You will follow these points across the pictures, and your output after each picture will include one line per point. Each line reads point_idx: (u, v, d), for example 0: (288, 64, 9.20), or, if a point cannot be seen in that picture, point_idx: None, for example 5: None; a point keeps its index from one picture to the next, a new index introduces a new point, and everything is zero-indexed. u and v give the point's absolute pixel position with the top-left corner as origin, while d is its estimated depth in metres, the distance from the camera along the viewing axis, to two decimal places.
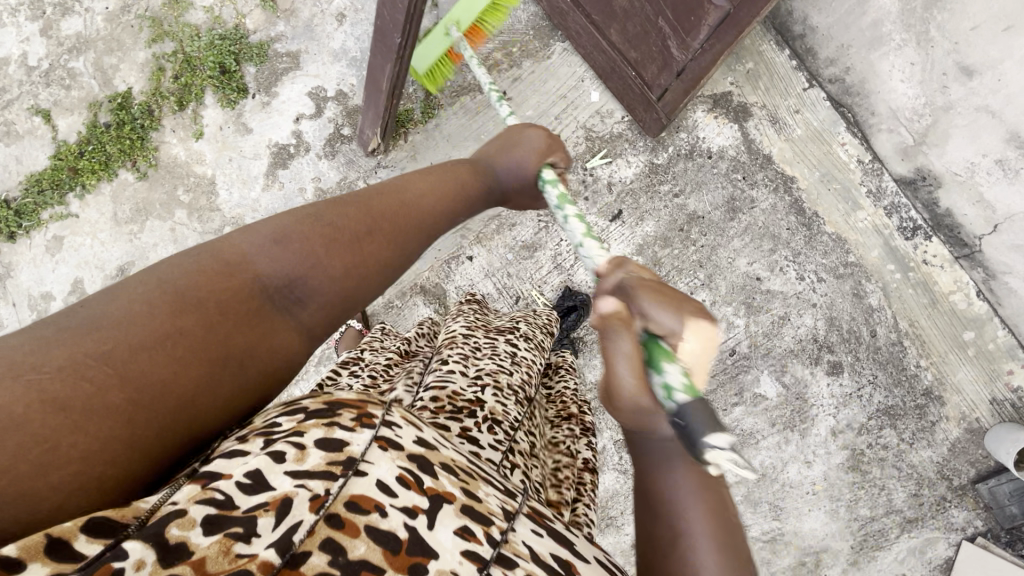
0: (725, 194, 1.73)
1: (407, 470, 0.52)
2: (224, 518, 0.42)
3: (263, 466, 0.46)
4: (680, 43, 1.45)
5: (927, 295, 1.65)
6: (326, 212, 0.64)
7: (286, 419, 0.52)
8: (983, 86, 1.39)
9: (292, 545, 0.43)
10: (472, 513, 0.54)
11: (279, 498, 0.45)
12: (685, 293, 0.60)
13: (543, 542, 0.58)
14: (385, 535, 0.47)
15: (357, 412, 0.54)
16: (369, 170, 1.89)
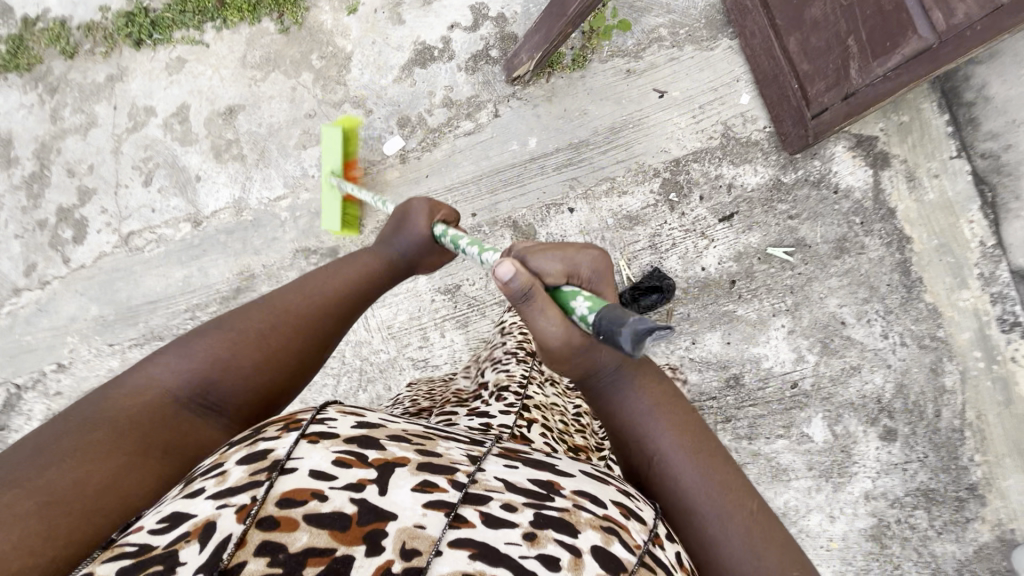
0: (838, 232, 1.73)
1: (344, 453, 0.61)
2: (135, 566, 0.52)
3: (181, 508, 0.57)
4: (861, 67, 1.45)
5: (1003, 392, 1.64)
6: (225, 323, 0.83)
7: (211, 460, 0.65)
8: None
9: (217, 564, 0.51)
10: (430, 468, 0.64)
11: (199, 524, 0.55)
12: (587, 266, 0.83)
13: (520, 474, 0.70)
14: (331, 515, 0.56)
15: (283, 423, 0.65)
16: (502, 96, 1.90)
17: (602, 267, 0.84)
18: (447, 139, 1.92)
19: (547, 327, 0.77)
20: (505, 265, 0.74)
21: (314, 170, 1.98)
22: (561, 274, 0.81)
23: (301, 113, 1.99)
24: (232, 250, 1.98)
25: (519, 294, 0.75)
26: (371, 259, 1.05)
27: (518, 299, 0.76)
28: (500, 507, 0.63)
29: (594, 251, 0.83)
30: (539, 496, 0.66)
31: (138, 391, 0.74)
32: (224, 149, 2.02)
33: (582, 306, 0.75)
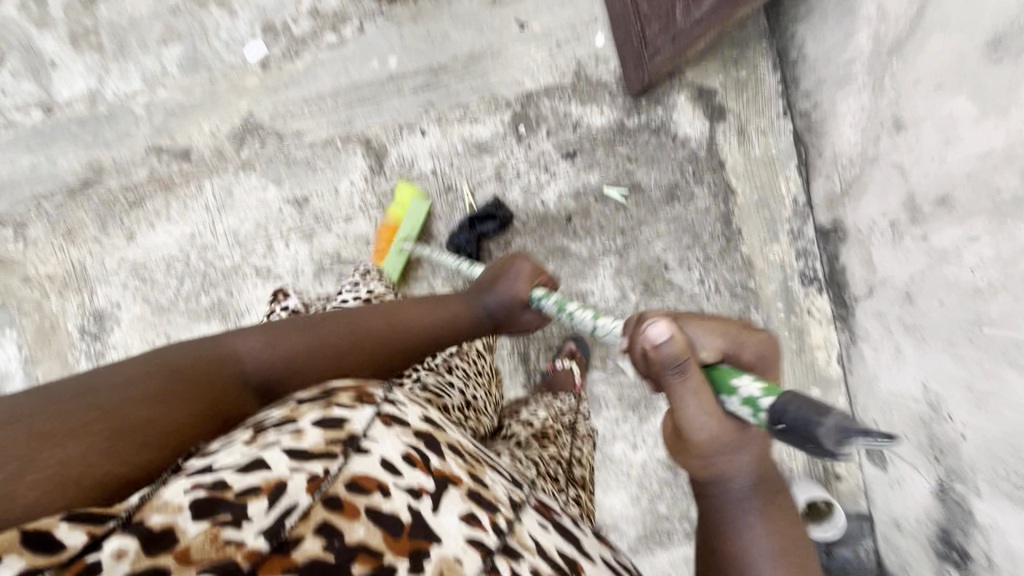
0: (671, 179, 1.79)
1: (412, 449, 0.56)
2: (215, 501, 0.46)
3: (258, 455, 0.50)
4: (685, 9, 1.52)
5: (797, 341, 1.75)
6: (327, 325, 0.88)
7: (281, 412, 0.56)
8: (905, 143, 1.23)
9: (282, 529, 0.46)
10: (478, 497, 0.58)
11: (271, 482, 0.48)
12: (726, 331, 0.70)
13: (549, 537, 0.62)
14: (388, 516, 0.50)
15: (356, 393, 0.58)
16: (369, 12, 1.86)
17: (754, 346, 0.71)
18: (309, 50, 1.89)
19: (691, 413, 0.65)
20: (662, 325, 0.64)
21: (173, 67, 1.93)
22: (718, 353, 0.68)
23: (163, 7, 1.91)
24: (82, 142, 1.94)
25: (675, 365, 0.64)
26: (461, 307, 1.11)
27: (667, 371, 0.65)
28: (529, 570, 0.56)
29: (761, 333, 0.72)
30: (566, 574, 0.58)
31: (217, 351, 0.74)
32: (79, 37, 1.93)
33: (750, 388, 0.63)
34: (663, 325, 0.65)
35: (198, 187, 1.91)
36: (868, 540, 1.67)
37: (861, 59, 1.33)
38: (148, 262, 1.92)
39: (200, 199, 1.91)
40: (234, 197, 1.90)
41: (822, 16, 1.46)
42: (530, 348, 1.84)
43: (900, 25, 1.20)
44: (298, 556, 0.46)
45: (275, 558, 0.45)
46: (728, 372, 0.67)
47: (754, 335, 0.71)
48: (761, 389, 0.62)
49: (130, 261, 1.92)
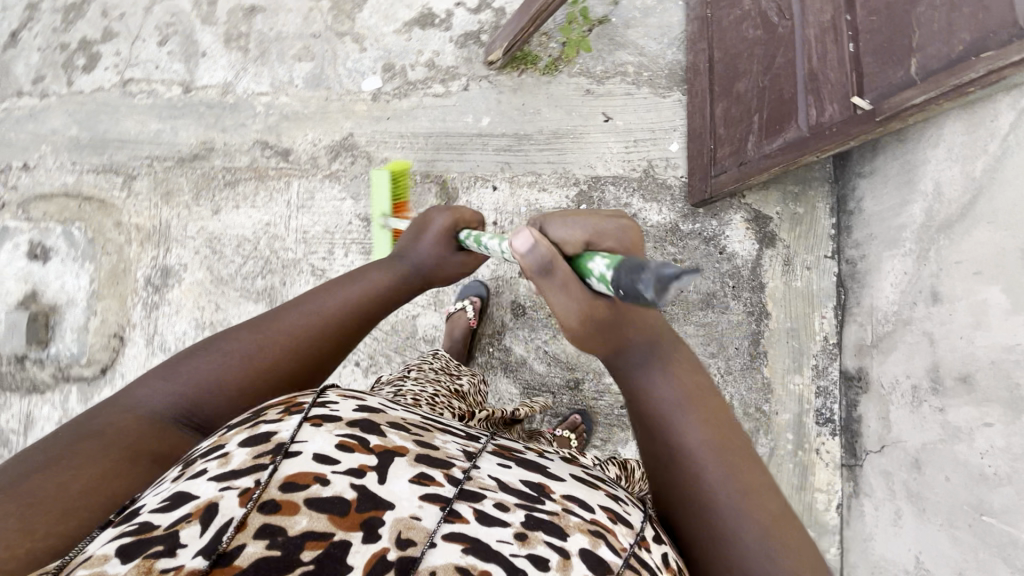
0: (710, 287, 1.86)
1: (349, 437, 0.62)
2: (136, 546, 0.51)
3: (185, 490, 0.56)
4: (757, 142, 1.63)
5: (800, 478, 1.72)
6: (227, 337, 0.88)
7: (211, 442, 0.65)
8: (939, 316, 1.29)
9: (216, 547, 0.51)
10: (426, 462, 0.63)
11: (201, 506, 0.54)
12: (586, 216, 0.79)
13: (511, 473, 0.68)
14: (329, 500, 0.56)
15: (284, 407, 0.66)
16: (476, 75, 2.11)
17: (622, 234, 0.79)
18: (416, 94, 2.13)
19: (560, 300, 0.78)
20: (526, 235, 0.73)
21: (299, 80, 2.21)
22: (580, 244, 0.78)
23: (308, 31, 2.24)
24: (204, 122, 2.21)
25: (543, 267, 0.75)
26: (387, 277, 1.08)
27: (539, 273, 0.75)
28: (492, 506, 0.62)
29: (622, 220, 0.80)
30: (530, 498, 0.64)
31: (122, 411, 0.78)
32: (234, 40, 2.26)
33: (602, 267, 0.74)
34: (526, 233, 0.73)
35: (287, 183, 2.13)
36: None
37: (911, 227, 1.40)
38: (223, 236, 2.12)
39: (285, 193, 2.13)
40: (314, 200, 2.10)
41: (884, 177, 1.54)
42: (537, 409, 1.89)
43: (953, 206, 1.28)
44: (241, 561, 0.50)
45: (216, 571, 0.49)
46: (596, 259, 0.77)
47: (613, 220, 0.79)
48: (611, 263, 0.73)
49: (208, 232, 2.13)
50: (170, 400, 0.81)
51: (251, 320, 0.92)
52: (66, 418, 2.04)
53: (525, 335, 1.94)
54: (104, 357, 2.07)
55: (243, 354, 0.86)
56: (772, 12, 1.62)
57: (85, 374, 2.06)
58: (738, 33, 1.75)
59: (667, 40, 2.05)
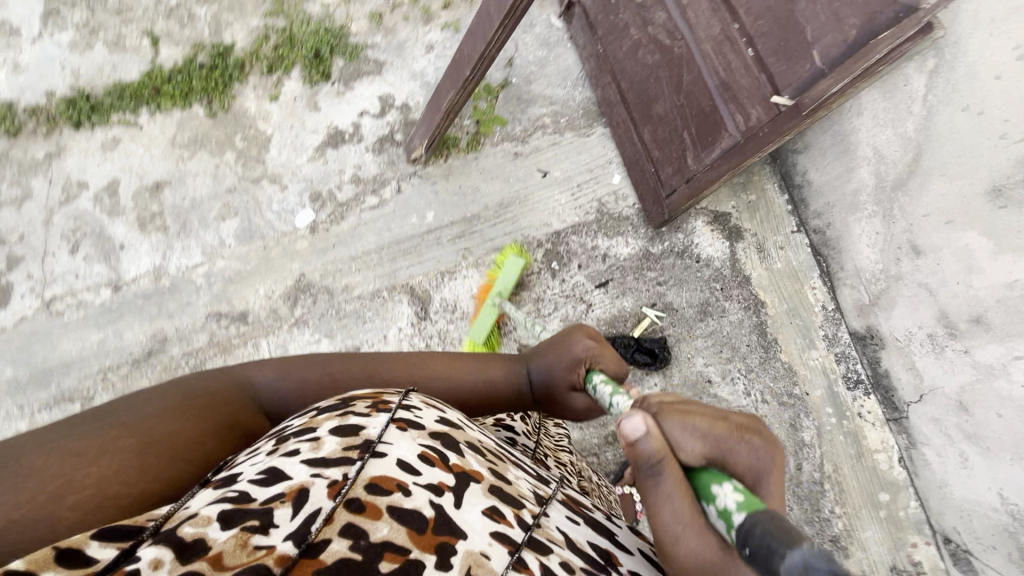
0: (701, 297, 1.88)
1: (428, 450, 0.68)
2: (238, 511, 0.56)
3: (278, 466, 0.62)
4: (695, 155, 1.68)
5: (854, 446, 1.74)
6: (339, 362, 0.95)
7: (301, 422, 0.70)
8: (927, 266, 1.34)
9: (307, 535, 0.56)
10: (501, 497, 0.70)
11: (293, 488, 0.60)
12: (713, 432, 0.76)
13: (579, 531, 0.76)
14: (409, 513, 0.61)
15: (372, 403, 0.73)
16: (404, 175, 2.09)
17: (747, 449, 0.75)
18: (353, 212, 2.09)
19: (666, 512, 0.72)
20: (640, 421, 0.74)
21: (230, 239, 2.12)
22: (702, 455, 0.75)
23: (222, 188, 2.16)
24: (148, 314, 2.09)
25: (651, 462, 0.73)
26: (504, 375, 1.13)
27: (645, 469, 0.74)
28: (557, 562, 0.67)
29: (759, 443, 0.76)
30: (596, 565, 0.71)
31: (239, 383, 0.88)
32: (149, 220, 2.16)
33: (729, 498, 0.69)
34: (640, 419, 0.74)
35: (255, 346, 2.03)
36: None
37: (866, 190, 1.46)
38: None
39: (257, 357, 2.02)
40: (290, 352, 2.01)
41: (820, 149, 1.60)
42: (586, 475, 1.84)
43: (898, 165, 1.36)
44: (326, 556, 0.55)
45: (304, 560, 0.54)
46: (716, 476, 0.73)
47: (749, 441, 0.76)
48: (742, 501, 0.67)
49: None
50: (276, 397, 0.90)
51: (371, 355, 0.99)
52: None
53: None
54: None
55: (333, 381, 0.92)
56: (663, 35, 1.69)
57: None
58: (637, 61, 1.82)
59: (570, 82, 2.10)
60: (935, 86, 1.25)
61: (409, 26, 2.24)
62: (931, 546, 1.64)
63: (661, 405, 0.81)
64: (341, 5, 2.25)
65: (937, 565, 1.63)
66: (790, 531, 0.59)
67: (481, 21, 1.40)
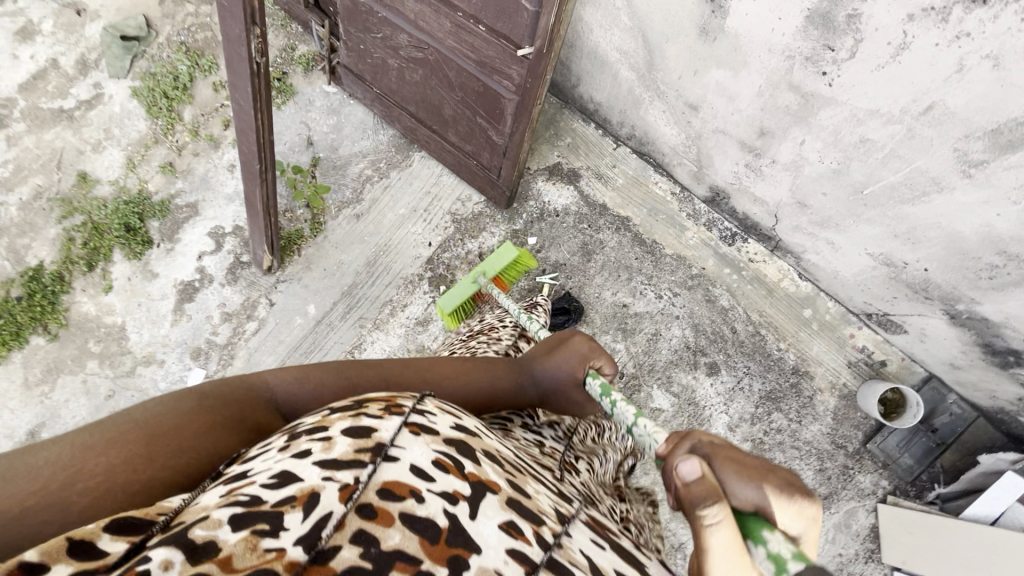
0: (578, 242, 1.99)
1: (443, 456, 0.61)
2: (248, 515, 0.49)
3: (291, 470, 0.54)
4: (497, 131, 1.80)
5: (763, 286, 1.89)
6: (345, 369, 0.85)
7: (314, 420, 0.64)
8: (709, 114, 1.50)
9: (318, 541, 0.49)
10: (518, 509, 0.61)
11: (305, 490, 0.52)
12: (762, 475, 0.64)
13: (604, 556, 0.63)
14: (422, 521, 0.54)
15: (384, 405, 0.65)
16: (269, 287, 2.07)
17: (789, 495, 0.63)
18: (241, 346, 2.04)
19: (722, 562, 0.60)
20: (691, 463, 0.64)
21: None
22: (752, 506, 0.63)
23: (101, 398, 2.02)
24: None
25: (697, 503, 0.62)
26: (506, 379, 1.01)
27: (694, 507, 0.62)
28: None
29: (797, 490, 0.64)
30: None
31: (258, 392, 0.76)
32: None
33: (780, 542, 0.60)
34: (696, 461, 0.65)
35: None
36: (950, 394, 1.75)
37: (635, 85, 1.64)
38: None
39: None
40: None
41: (589, 75, 1.78)
42: None
43: (639, 51, 1.51)
44: (336, 565, 0.48)
45: (312, 569, 0.46)
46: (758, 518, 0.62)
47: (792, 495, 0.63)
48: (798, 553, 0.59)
49: None
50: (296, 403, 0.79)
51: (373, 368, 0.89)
52: None
53: None
54: None
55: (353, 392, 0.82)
56: (414, 52, 1.82)
57: None
58: (409, 84, 1.95)
59: (371, 129, 2.20)
60: None
61: (202, 158, 2.25)
62: (864, 327, 1.83)
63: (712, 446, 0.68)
64: (128, 174, 2.23)
65: (876, 340, 1.82)
66: None
67: (241, 118, 1.45)
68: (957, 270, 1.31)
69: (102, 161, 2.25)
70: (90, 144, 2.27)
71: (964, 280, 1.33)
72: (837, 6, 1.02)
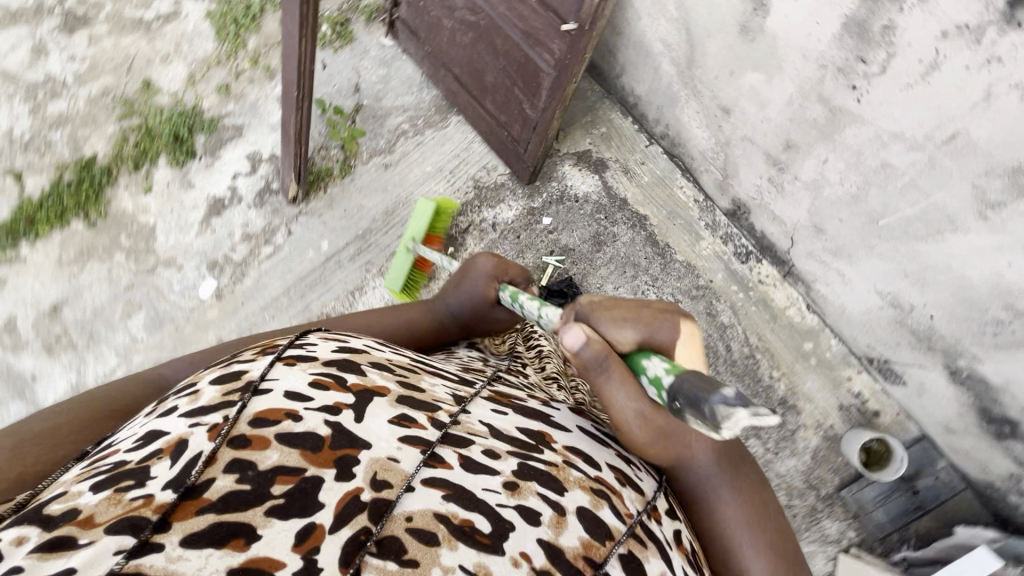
0: (591, 230, 1.98)
1: (324, 377, 0.72)
2: (109, 480, 0.58)
3: (156, 428, 0.64)
4: (531, 104, 1.83)
5: (767, 310, 1.84)
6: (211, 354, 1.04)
7: (186, 381, 0.75)
8: (739, 121, 1.48)
9: (185, 480, 0.59)
10: (409, 403, 0.74)
11: (171, 442, 0.62)
12: (637, 317, 0.89)
13: (507, 421, 0.81)
14: (303, 436, 0.64)
15: (258, 348, 0.77)
16: (291, 217, 2.16)
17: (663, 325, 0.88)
18: (253, 266, 2.13)
19: (620, 396, 0.87)
20: (575, 332, 0.88)
21: (141, 333, 2.10)
22: (635, 343, 0.89)
23: (120, 288, 2.15)
24: None
25: (593, 359, 0.88)
26: (423, 316, 1.25)
27: (590, 364, 0.89)
28: (481, 451, 0.73)
29: (670, 321, 0.89)
30: (526, 446, 0.77)
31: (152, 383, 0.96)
32: (55, 344, 2.10)
33: (658, 366, 0.82)
34: (577, 329, 0.89)
35: None
36: (941, 459, 1.66)
37: (674, 80, 1.63)
38: None
39: None
40: None
41: (632, 65, 1.77)
42: None
43: (682, 45, 1.51)
44: (211, 494, 0.58)
45: (182, 504, 0.57)
46: (643, 354, 0.87)
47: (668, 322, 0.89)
48: (670, 367, 0.79)
49: None
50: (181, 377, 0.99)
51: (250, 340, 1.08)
52: None
53: None
54: None
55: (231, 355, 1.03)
56: (468, 16, 1.91)
57: None
58: (458, 47, 2.00)
59: (416, 87, 2.25)
60: None
61: (257, 86, 2.36)
62: (863, 372, 1.74)
63: (597, 307, 0.94)
64: (188, 89, 2.37)
65: (873, 388, 1.73)
66: (708, 378, 0.69)
67: (288, 41, 1.52)
68: (963, 321, 1.24)
69: (168, 73, 2.40)
70: (160, 55, 2.42)
71: (970, 333, 1.25)
72: (874, 15, 1.06)
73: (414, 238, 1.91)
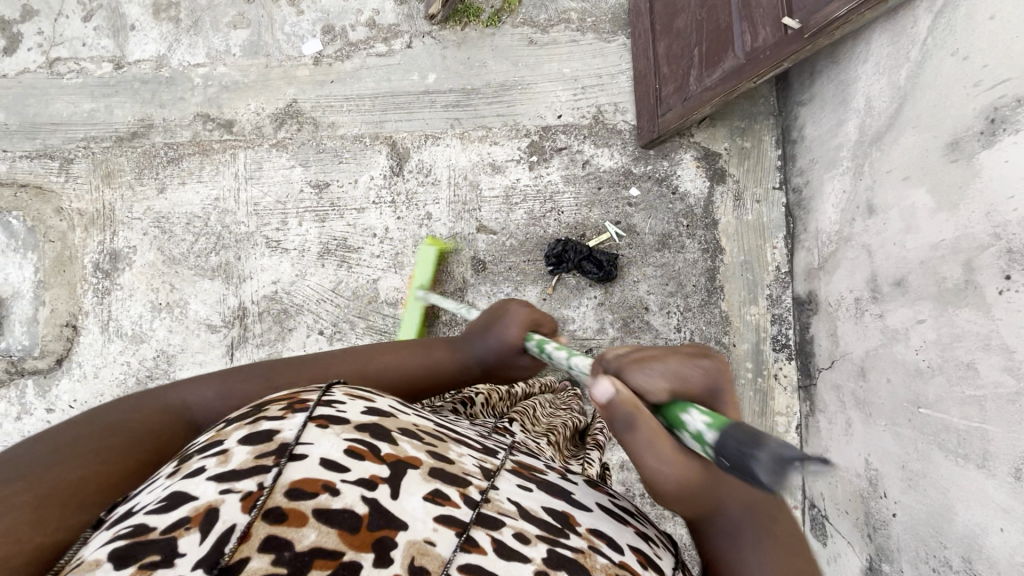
0: (666, 228, 1.87)
1: (358, 443, 0.56)
2: (130, 552, 0.44)
3: (181, 488, 0.50)
4: (698, 75, 1.67)
5: (761, 403, 1.77)
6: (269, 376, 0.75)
7: (206, 437, 0.58)
8: (876, 227, 1.32)
9: (219, 559, 0.44)
10: (445, 477, 0.58)
11: (199, 510, 0.48)
12: (654, 355, 0.59)
13: (537, 499, 0.63)
14: (339, 513, 0.49)
15: (287, 402, 0.59)
16: (419, 31, 2.05)
17: (704, 372, 0.58)
18: (359, 54, 2.07)
19: (657, 467, 0.57)
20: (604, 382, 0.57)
21: (235, 49, 2.11)
22: (670, 397, 0.57)
23: None
24: (139, 98, 2.10)
25: (625, 422, 0.56)
26: (452, 355, 0.94)
27: (618, 426, 0.57)
28: (513, 535, 0.56)
29: (708, 359, 0.59)
30: (555, 530, 0.59)
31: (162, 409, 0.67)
32: (163, 11, 2.13)
33: (699, 420, 0.52)
34: (608, 378, 0.57)
35: (232, 156, 2.05)
36: None
37: (848, 145, 1.44)
38: (171, 215, 2.04)
39: (231, 166, 2.05)
40: (262, 171, 2.04)
41: (822, 102, 1.56)
42: None
43: (882, 118, 1.32)
44: None
45: None
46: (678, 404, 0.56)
47: (696, 361, 0.58)
48: (711, 416, 0.51)
49: (155, 211, 2.04)
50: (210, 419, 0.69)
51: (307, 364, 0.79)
52: (25, 414, 1.96)
53: (488, 290, 1.92)
54: (58, 348, 1.98)
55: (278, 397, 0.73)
56: None
57: (41, 366, 1.97)
58: None
59: None
60: (936, 29, 1.18)
61: None
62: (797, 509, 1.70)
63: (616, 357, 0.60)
64: None
65: None
66: (752, 430, 0.46)
67: None
68: (917, 540, 1.18)
69: None
70: None
71: (913, 550, 1.19)
72: None
73: (421, 288, 1.85)
